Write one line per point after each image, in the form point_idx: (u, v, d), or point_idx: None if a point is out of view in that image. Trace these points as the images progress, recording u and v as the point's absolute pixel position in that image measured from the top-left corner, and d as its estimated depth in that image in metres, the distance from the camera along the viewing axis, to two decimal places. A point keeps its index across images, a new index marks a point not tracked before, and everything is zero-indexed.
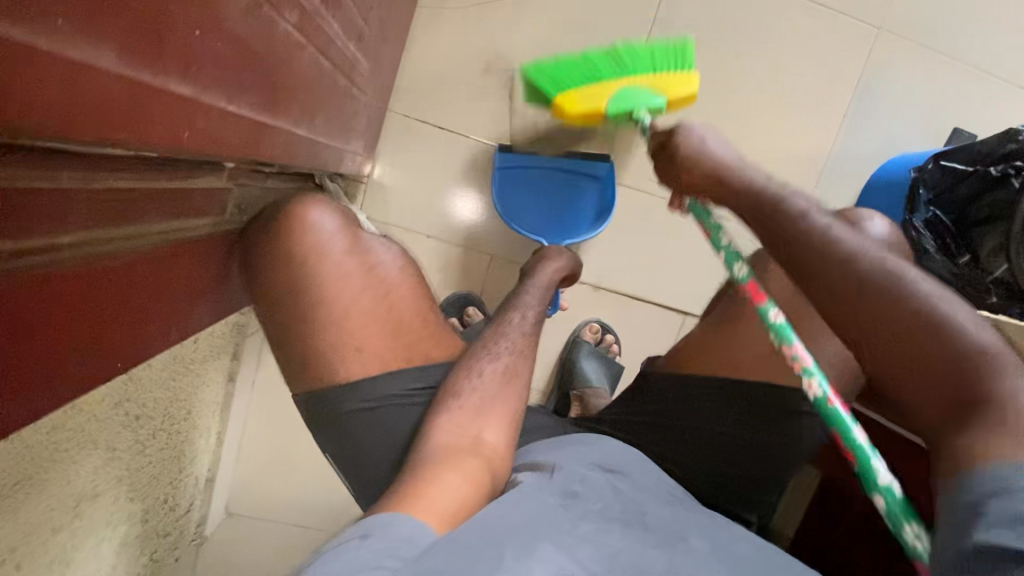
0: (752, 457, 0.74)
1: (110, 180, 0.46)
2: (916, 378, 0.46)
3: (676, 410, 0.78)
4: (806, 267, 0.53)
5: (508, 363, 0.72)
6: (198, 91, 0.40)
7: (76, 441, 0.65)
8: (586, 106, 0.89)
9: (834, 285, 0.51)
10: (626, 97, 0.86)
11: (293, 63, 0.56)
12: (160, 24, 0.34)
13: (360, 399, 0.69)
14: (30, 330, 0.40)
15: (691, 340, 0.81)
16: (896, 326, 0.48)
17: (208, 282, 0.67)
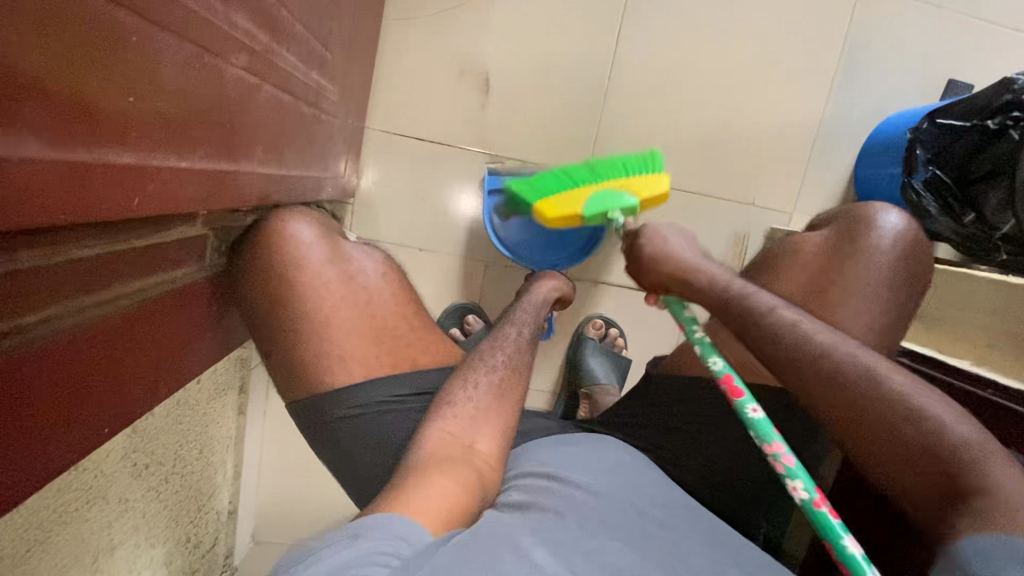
0: (758, 464, 0.73)
1: (76, 249, 0.45)
2: (900, 468, 0.52)
3: (679, 409, 0.78)
4: (789, 366, 0.58)
5: (505, 376, 0.72)
6: (144, 156, 0.40)
7: (85, 500, 0.66)
8: (563, 210, 0.79)
9: (828, 395, 0.56)
10: (600, 199, 0.77)
11: (247, 106, 0.55)
12: (86, 96, 0.33)
13: (345, 406, 0.68)
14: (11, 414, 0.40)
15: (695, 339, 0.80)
16: (880, 424, 0.53)
17: (199, 330, 0.67)
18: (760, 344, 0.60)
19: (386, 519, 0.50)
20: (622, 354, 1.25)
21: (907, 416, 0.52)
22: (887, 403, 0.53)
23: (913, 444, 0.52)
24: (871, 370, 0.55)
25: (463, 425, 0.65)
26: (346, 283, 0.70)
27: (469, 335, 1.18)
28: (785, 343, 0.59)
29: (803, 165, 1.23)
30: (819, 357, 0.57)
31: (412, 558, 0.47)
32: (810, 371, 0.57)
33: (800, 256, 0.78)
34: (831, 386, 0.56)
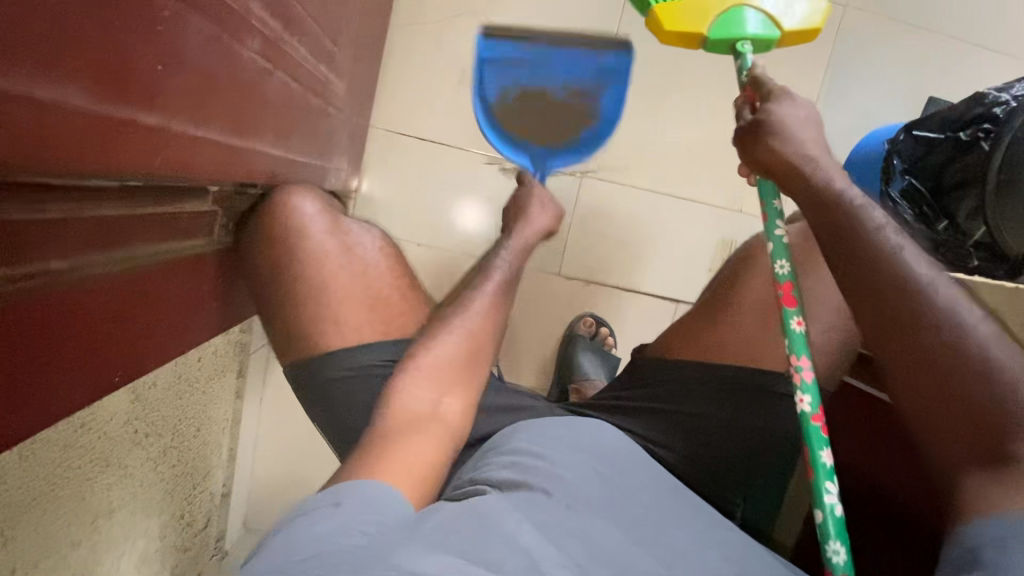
0: (738, 441, 0.75)
1: (97, 210, 0.49)
2: (947, 422, 0.49)
3: (663, 388, 0.79)
4: (867, 285, 0.53)
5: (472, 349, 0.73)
6: (167, 120, 0.44)
7: (89, 459, 0.69)
8: (688, 24, 0.78)
9: (899, 331, 0.51)
10: (730, 21, 0.78)
11: (261, 88, 0.59)
12: (123, 62, 0.38)
13: (341, 368, 0.71)
14: (33, 352, 0.44)
15: (678, 324, 0.84)
16: (941, 370, 0.49)
17: (205, 301, 0.71)
18: (848, 259, 0.55)
19: (362, 489, 0.54)
20: (611, 352, 1.28)
21: (992, 373, 0.47)
22: (977, 352, 0.48)
23: (980, 407, 0.47)
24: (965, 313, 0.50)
25: (433, 392, 0.67)
26: (345, 261, 0.74)
27: None
28: (882, 260, 0.53)
29: None
30: (915, 281, 0.51)
31: (397, 526, 0.51)
32: (887, 297, 0.52)
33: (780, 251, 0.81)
34: (904, 320, 0.51)
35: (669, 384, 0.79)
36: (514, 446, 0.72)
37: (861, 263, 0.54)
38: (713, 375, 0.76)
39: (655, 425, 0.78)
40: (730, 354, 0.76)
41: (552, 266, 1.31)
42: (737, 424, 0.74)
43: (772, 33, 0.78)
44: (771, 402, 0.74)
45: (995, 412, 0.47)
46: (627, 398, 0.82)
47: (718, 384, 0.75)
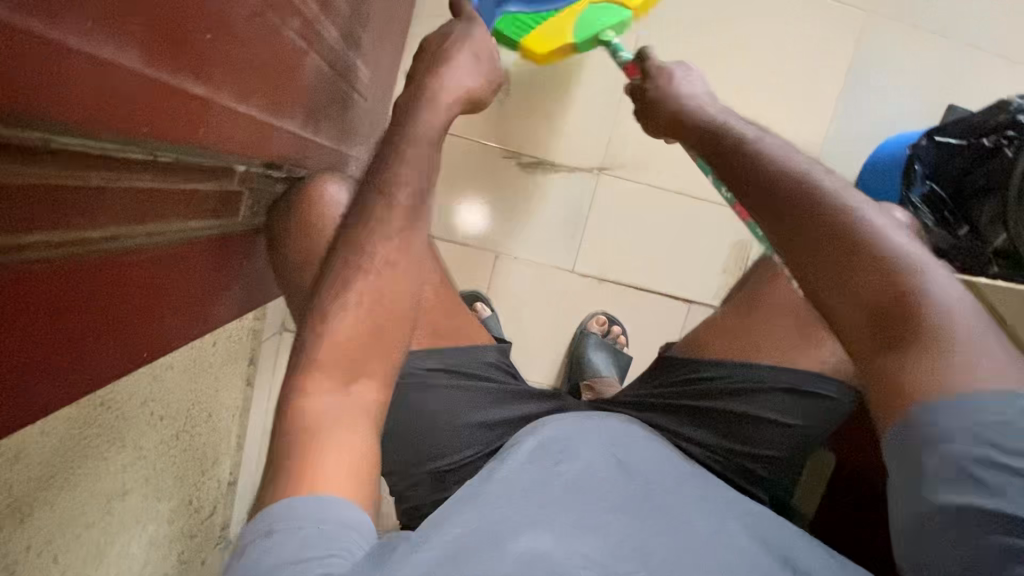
0: (775, 437, 0.74)
1: (134, 182, 0.49)
2: (860, 316, 0.48)
3: (689, 386, 0.79)
4: (766, 196, 0.55)
5: (396, 336, 0.65)
6: (211, 91, 0.44)
7: (106, 438, 0.68)
8: (551, 41, 1.03)
9: (802, 233, 0.52)
10: (588, 23, 1.00)
11: (297, 68, 0.59)
12: (177, 28, 0.38)
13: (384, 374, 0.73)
14: (67, 321, 0.44)
15: (706, 323, 0.83)
16: (847, 263, 0.49)
17: (227, 282, 0.70)
18: (751, 173, 0.57)
19: (326, 507, 0.53)
20: (623, 351, 1.28)
21: (891, 258, 0.48)
22: (874, 240, 0.49)
23: (888, 292, 0.47)
24: (862, 211, 0.52)
25: (342, 382, 0.60)
26: None
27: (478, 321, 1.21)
28: (777, 171, 0.56)
29: None
30: (810, 186, 0.53)
31: (374, 553, 0.52)
32: (786, 204, 0.53)
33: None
34: (804, 220, 0.52)
35: (700, 382, 0.78)
36: (549, 437, 0.71)
37: (758, 178, 0.56)
38: (747, 373, 0.75)
39: (686, 425, 0.77)
40: (754, 353, 0.76)
41: (566, 263, 1.30)
42: (770, 422, 0.74)
43: (624, 18, 1.01)
44: (805, 400, 0.74)
45: (894, 295, 0.47)
46: (658, 396, 0.80)
47: (750, 382, 0.75)
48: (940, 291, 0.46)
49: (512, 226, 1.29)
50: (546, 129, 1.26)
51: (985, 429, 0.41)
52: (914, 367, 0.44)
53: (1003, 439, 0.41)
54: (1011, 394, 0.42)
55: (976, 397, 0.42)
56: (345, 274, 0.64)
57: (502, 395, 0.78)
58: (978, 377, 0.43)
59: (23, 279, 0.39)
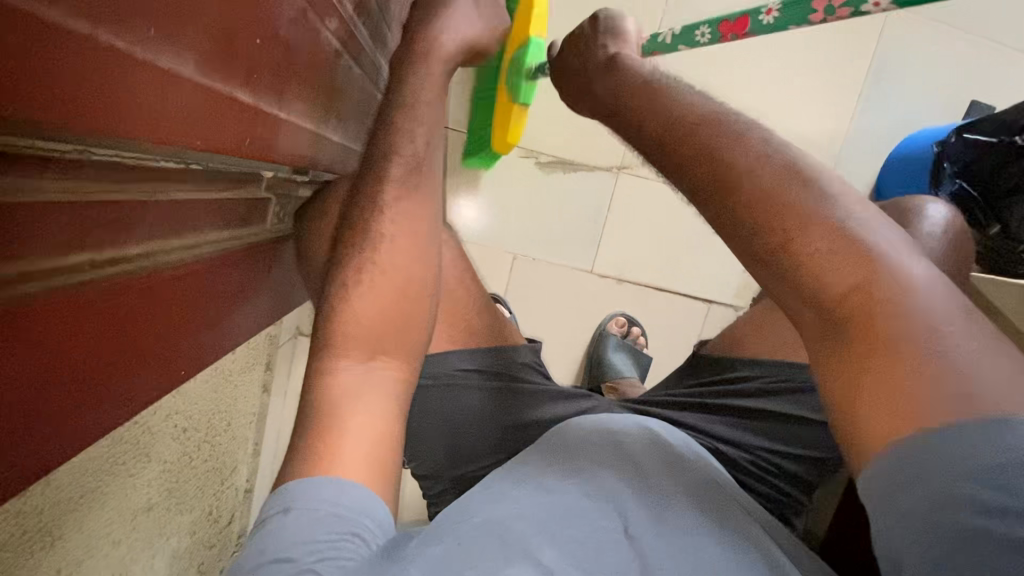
0: (804, 437, 0.74)
1: (169, 193, 0.47)
2: (811, 306, 0.45)
3: (729, 388, 0.77)
4: (709, 175, 0.51)
5: (417, 316, 0.64)
6: (258, 99, 0.42)
7: (132, 455, 0.66)
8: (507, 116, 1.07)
9: (748, 216, 0.48)
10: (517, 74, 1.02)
11: (333, 70, 0.57)
12: (228, 33, 0.36)
13: (423, 375, 0.74)
14: (112, 342, 0.42)
15: (749, 319, 0.81)
16: (799, 246, 0.45)
17: (257, 291, 0.68)
18: (693, 148, 0.53)
19: (341, 488, 0.51)
20: (643, 351, 1.27)
21: (841, 246, 0.44)
22: (823, 225, 0.45)
23: (838, 282, 0.44)
24: (812, 190, 0.47)
25: (364, 356, 0.59)
26: None
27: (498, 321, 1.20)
28: (720, 146, 0.51)
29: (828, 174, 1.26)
30: (752, 164, 0.49)
31: (386, 546, 0.50)
32: (734, 183, 0.49)
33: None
34: (752, 201, 0.48)
35: (732, 383, 0.77)
36: (578, 441, 0.68)
37: (702, 156, 0.52)
38: (780, 370, 0.75)
39: (728, 429, 0.75)
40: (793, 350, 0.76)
41: (585, 263, 1.28)
42: (805, 420, 0.74)
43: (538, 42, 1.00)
44: None
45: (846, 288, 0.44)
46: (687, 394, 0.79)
47: (792, 382, 0.74)
48: (896, 278, 0.43)
49: (532, 226, 1.27)
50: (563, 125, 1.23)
51: (978, 498, 0.37)
52: (867, 370, 0.42)
53: (997, 504, 0.36)
54: (987, 426, 0.38)
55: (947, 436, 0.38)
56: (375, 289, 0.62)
57: (536, 397, 0.77)
58: (943, 381, 0.39)
59: (74, 302, 0.37)
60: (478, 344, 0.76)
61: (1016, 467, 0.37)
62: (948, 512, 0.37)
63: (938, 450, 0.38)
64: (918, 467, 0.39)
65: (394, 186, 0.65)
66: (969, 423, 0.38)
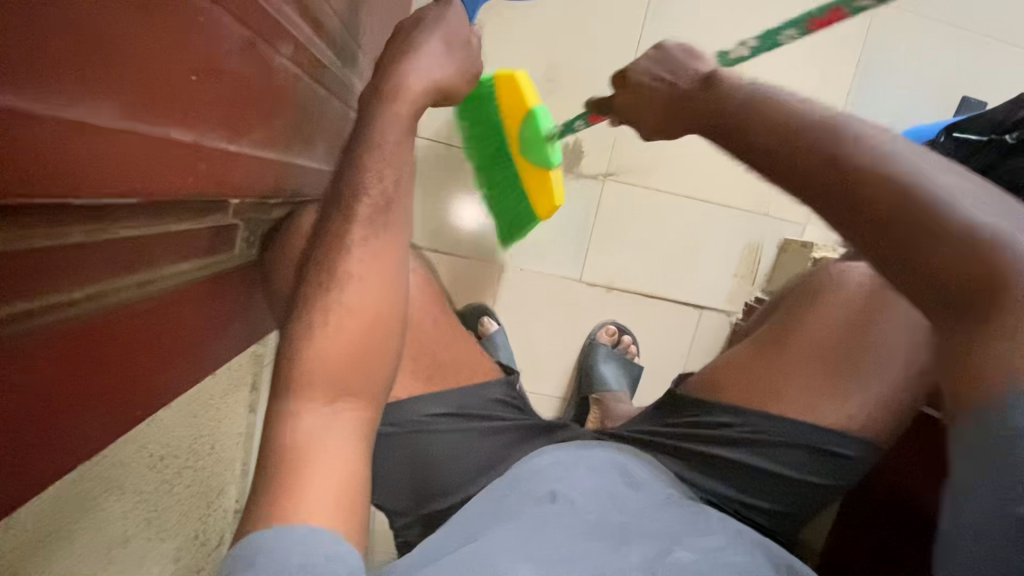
0: (779, 488, 0.74)
1: (116, 230, 0.45)
2: (926, 287, 0.43)
3: (705, 433, 0.77)
4: (832, 168, 0.48)
5: (385, 356, 0.62)
6: (200, 135, 0.41)
7: (103, 489, 0.65)
8: (540, 189, 1.03)
9: (868, 205, 0.45)
10: (534, 144, 1.00)
11: (292, 95, 0.56)
12: (152, 73, 0.35)
13: (390, 423, 0.74)
14: (59, 390, 0.41)
15: (729, 361, 0.80)
16: (911, 224, 0.43)
17: (228, 319, 0.67)
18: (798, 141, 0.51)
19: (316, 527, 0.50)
20: (634, 361, 1.26)
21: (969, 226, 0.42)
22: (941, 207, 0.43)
23: (953, 255, 0.42)
24: (941, 178, 0.45)
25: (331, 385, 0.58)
26: None
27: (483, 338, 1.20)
28: (822, 129, 0.50)
29: None
30: (846, 139, 0.48)
31: None
32: (864, 172, 0.46)
33: (847, 290, 0.73)
34: (858, 186, 0.46)
35: (709, 431, 0.76)
36: (540, 482, 0.68)
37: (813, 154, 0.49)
38: (757, 422, 0.73)
39: (700, 475, 0.77)
40: (772, 400, 0.73)
41: (574, 271, 1.27)
42: (772, 475, 0.73)
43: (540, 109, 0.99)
44: (816, 456, 0.71)
45: (963, 262, 0.41)
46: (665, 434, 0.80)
47: (768, 435, 0.72)
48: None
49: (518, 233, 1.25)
50: (665, 129, 1.23)
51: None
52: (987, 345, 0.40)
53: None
54: None
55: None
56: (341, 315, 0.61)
57: (505, 435, 0.77)
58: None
59: (12, 355, 0.36)
60: (446, 386, 0.76)
61: None
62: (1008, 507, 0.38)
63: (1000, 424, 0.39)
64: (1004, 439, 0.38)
65: (363, 226, 0.62)
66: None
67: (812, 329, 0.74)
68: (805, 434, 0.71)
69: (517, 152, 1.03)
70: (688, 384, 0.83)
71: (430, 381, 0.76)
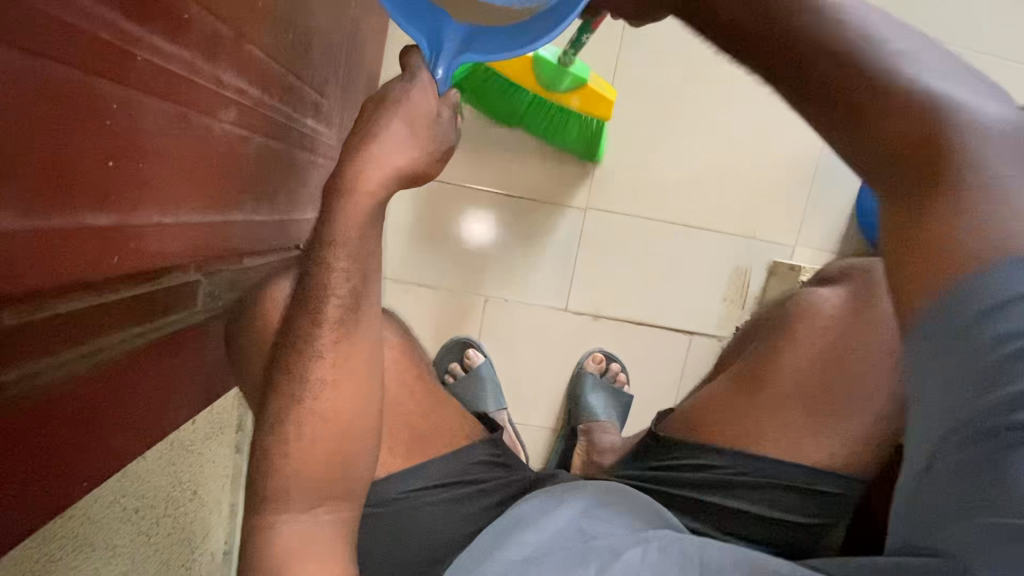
0: (782, 531, 0.72)
1: (58, 306, 0.44)
2: (884, 139, 0.46)
3: (690, 477, 0.74)
4: (797, 43, 0.51)
5: (363, 450, 0.62)
6: (124, 217, 0.42)
7: (72, 547, 0.65)
8: (589, 97, 1.05)
9: (826, 70, 0.49)
10: (547, 64, 1.00)
11: (240, 157, 0.57)
12: (67, 166, 0.35)
13: (370, 504, 0.72)
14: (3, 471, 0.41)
15: (708, 396, 0.77)
16: (866, 87, 0.47)
17: (191, 373, 0.67)
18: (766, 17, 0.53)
19: None
20: (624, 389, 1.24)
21: (859, 38, 0.48)
22: (854, 42, 0.48)
23: (902, 114, 0.45)
24: (897, 42, 0.48)
25: (286, 444, 0.59)
26: None
27: (468, 370, 1.21)
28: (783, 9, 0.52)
29: (805, 208, 1.25)
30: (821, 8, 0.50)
31: None
32: (815, 47, 0.50)
33: (817, 316, 0.72)
34: (828, 61, 0.49)
35: (694, 479, 0.74)
36: (522, 537, 0.67)
37: (782, 26, 0.52)
38: (743, 472, 0.71)
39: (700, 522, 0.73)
40: (755, 444, 0.71)
41: (559, 301, 1.26)
42: (770, 518, 0.71)
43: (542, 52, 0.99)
44: (809, 496, 0.69)
45: (906, 128, 0.44)
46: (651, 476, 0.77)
47: (752, 478, 0.71)
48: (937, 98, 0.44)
49: (507, 262, 1.24)
50: (646, 150, 1.22)
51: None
52: (874, 102, 0.46)
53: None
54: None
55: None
56: (291, 376, 0.60)
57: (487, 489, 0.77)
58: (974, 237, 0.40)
59: None
60: (425, 456, 0.75)
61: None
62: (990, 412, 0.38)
63: (992, 295, 0.38)
64: (966, 331, 0.39)
65: (322, 314, 0.60)
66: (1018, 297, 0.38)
67: (792, 362, 0.71)
68: (789, 474, 0.69)
69: (550, 92, 1.04)
70: (663, 423, 0.82)
71: (407, 457, 0.74)
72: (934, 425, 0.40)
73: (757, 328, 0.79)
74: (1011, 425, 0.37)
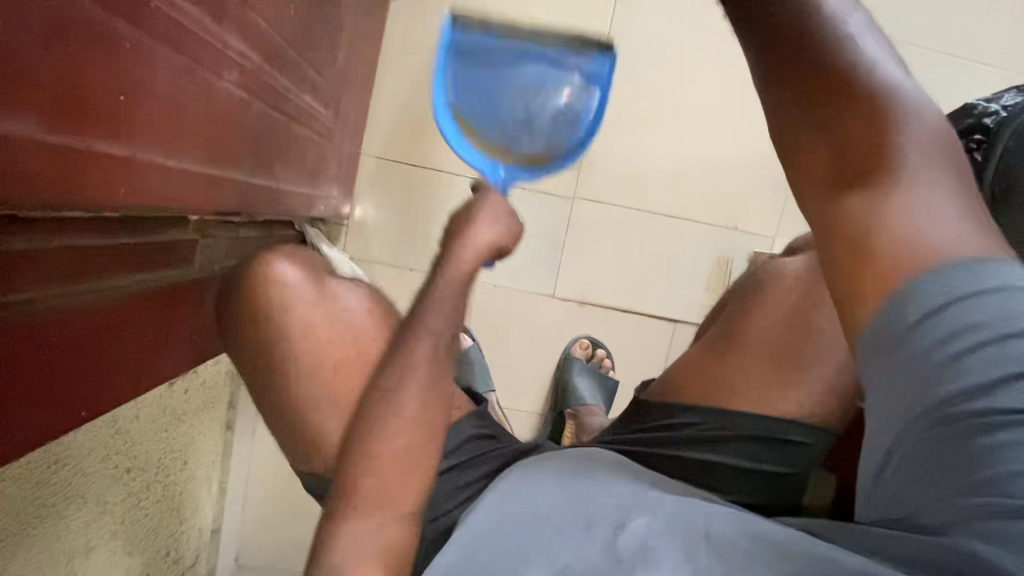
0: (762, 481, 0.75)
1: (65, 238, 0.49)
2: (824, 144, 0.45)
3: (667, 437, 0.77)
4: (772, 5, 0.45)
5: None
6: (134, 151, 0.45)
7: (63, 496, 0.66)
8: None
9: (797, 43, 0.45)
10: None
11: (240, 117, 0.60)
12: (83, 91, 0.39)
13: None
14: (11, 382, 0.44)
15: (686, 362, 0.81)
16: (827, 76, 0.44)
17: (185, 331, 0.70)
18: None
19: None
20: (609, 374, 1.27)
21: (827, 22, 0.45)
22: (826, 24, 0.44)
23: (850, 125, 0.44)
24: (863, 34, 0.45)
25: None
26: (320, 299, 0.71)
27: None
28: None
29: (782, 200, 1.30)
30: None
31: None
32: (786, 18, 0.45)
33: (785, 284, 0.76)
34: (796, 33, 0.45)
35: (670, 439, 0.77)
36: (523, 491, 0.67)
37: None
38: (715, 429, 0.74)
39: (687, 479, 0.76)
40: (727, 403, 0.74)
41: (546, 288, 1.29)
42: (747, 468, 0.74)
43: None
44: (782, 444, 0.72)
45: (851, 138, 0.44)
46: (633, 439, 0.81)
47: (721, 431, 0.74)
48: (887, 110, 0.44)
49: None
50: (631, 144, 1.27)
51: (960, 351, 0.41)
52: (829, 100, 0.44)
53: (972, 396, 0.40)
54: (964, 265, 0.42)
55: (945, 274, 0.42)
56: None
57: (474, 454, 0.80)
58: (901, 235, 0.43)
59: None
60: None
61: (981, 304, 0.41)
62: (931, 409, 0.42)
63: (929, 298, 0.42)
64: (896, 335, 0.43)
65: None
66: (949, 301, 0.41)
67: (762, 328, 0.75)
68: (762, 427, 0.72)
69: None
70: (645, 391, 0.85)
71: None
72: (894, 425, 0.43)
73: (731, 300, 0.83)
74: (956, 416, 0.41)
